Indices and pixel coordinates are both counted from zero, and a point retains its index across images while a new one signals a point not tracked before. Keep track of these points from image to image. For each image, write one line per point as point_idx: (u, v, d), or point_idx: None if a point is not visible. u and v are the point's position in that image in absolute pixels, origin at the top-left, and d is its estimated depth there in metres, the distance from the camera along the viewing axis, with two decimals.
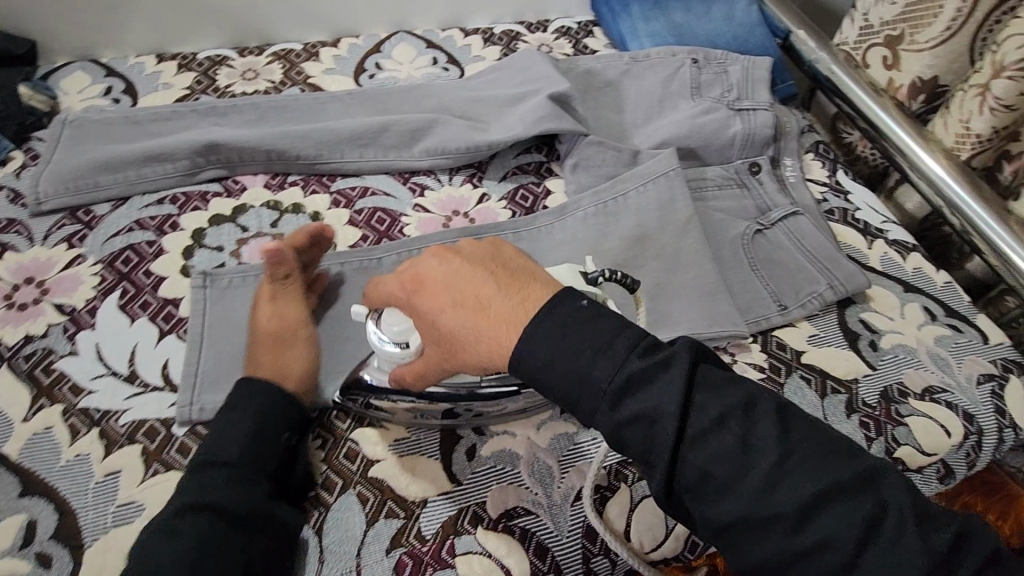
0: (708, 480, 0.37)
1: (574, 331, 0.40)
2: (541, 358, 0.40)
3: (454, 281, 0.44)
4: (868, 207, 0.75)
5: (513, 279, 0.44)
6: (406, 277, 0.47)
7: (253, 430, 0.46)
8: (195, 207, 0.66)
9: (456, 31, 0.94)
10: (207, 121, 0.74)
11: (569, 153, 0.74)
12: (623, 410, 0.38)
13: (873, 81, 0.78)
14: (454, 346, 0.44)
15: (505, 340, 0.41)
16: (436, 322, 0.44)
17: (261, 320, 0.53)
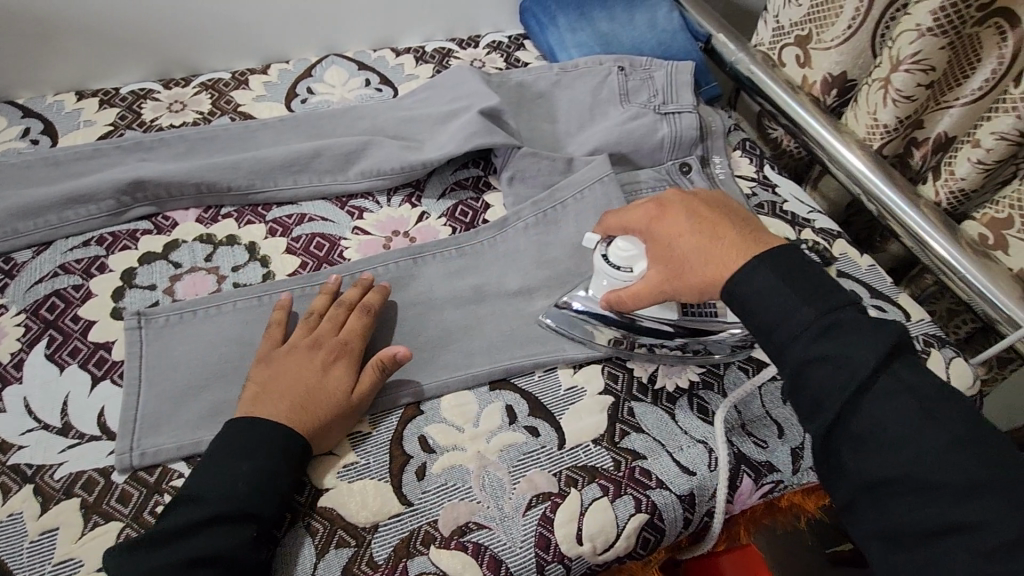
0: (876, 434, 0.39)
1: (799, 272, 0.44)
2: (751, 282, 0.45)
3: (693, 217, 0.51)
4: (794, 198, 0.79)
5: (739, 222, 0.50)
6: (654, 209, 0.54)
7: (270, 471, 0.47)
8: (124, 247, 0.65)
9: (388, 51, 0.94)
10: (133, 158, 0.72)
11: (505, 166, 0.75)
12: (819, 345, 0.41)
13: (789, 80, 0.83)
14: (681, 266, 0.50)
15: (726, 264, 0.47)
16: (672, 245, 0.51)
17: (299, 349, 0.54)
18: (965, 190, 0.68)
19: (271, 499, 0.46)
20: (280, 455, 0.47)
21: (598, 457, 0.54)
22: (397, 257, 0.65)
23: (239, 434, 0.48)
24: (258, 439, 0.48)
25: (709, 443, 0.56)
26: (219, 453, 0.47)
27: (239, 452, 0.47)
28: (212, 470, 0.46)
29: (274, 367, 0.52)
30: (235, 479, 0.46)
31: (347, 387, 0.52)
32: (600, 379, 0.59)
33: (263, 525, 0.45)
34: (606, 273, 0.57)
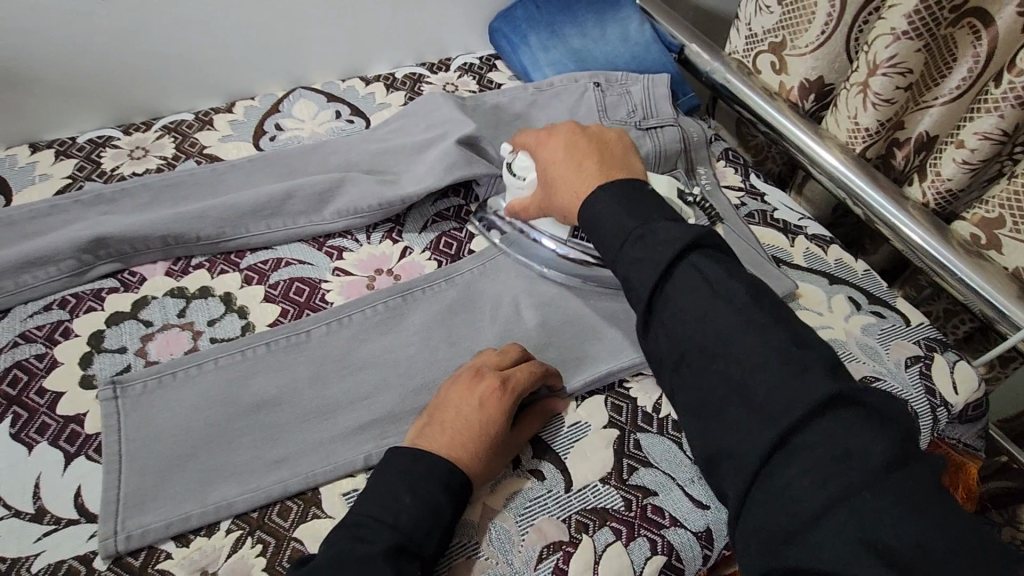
0: (703, 350, 0.44)
1: (635, 199, 0.51)
2: (591, 209, 0.52)
3: (569, 149, 0.57)
4: (784, 206, 0.78)
5: (612, 164, 0.55)
6: (545, 134, 0.60)
7: (429, 503, 0.45)
8: (89, 309, 0.61)
9: (357, 81, 0.92)
10: (94, 211, 0.68)
11: (488, 194, 0.73)
12: (668, 276, 0.46)
13: (766, 87, 0.82)
14: (551, 188, 0.58)
15: (575, 194, 0.55)
16: (546, 170, 0.58)
17: (470, 384, 0.51)
18: (952, 191, 0.68)
19: (432, 533, 0.44)
20: (440, 484, 0.46)
21: (608, 498, 0.51)
22: (386, 295, 0.63)
23: (406, 466, 0.46)
24: (428, 471, 0.46)
25: None
26: (376, 488, 0.45)
27: (401, 482, 0.45)
28: (379, 497, 0.45)
29: (448, 398, 0.51)
30: (398, 510, 0.44)
31: (508, 430, 0.51)
32: (604, 412, 0.57)
33: (424, 562, 0.43)
34: (511, 186, 0.64)
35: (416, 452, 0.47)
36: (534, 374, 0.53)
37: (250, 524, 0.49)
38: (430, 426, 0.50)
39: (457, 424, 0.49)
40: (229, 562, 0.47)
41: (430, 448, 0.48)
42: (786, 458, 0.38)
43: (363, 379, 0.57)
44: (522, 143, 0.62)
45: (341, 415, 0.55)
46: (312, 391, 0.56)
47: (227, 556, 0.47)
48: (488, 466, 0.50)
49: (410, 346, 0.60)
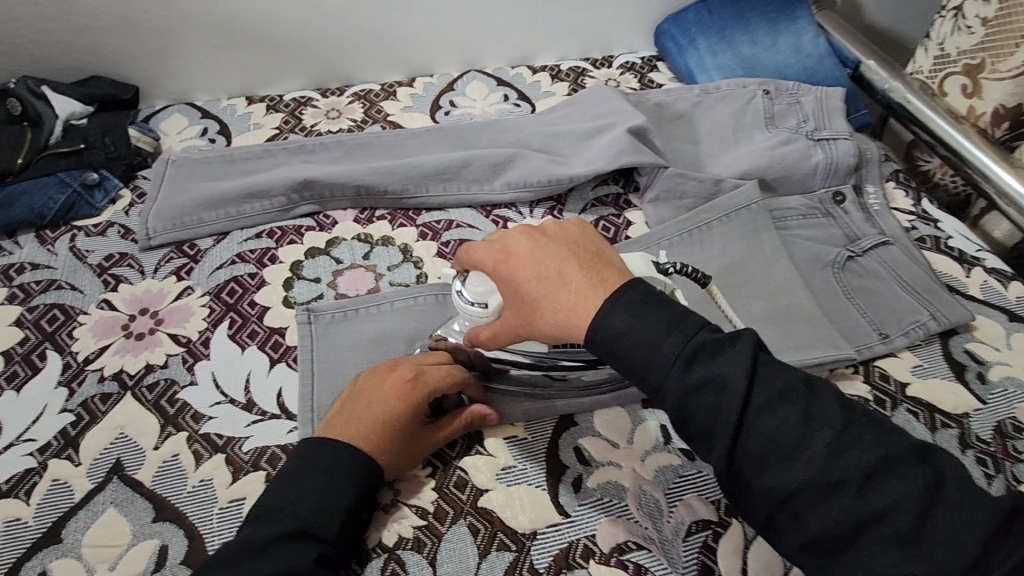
0: (769, 450, 0.37)
1: (650, 304, 0.41)
2: (604, 329, 0.41)
3: (539, 259, 0.45)
4: (960, 235, 0.74)
5: (592, 260, 0.45)
6: (500, 247, 0.47)
7: (333, 491, 0.45)
8: (291, 241, 0.69)
9: (525, 69, 0.97)
10: (297, 159, 0.77)
11: (649, 185, 0.75)
12: (693, 374, 0.38)
13: (952, 110, 0.79)
14: (532, 314, 0.45)
15: (585, 311, 0.42)
16: (518, 289, 0.45)
17: (382, 379, 0.50)
18: None
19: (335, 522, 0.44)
20: (346, 474, 0.46)
21: None
22: None
23: (316, 454, 0.46)
24: (332, 460, 0.46)
25: None
26: (289, 475, 0.45)
27: (310, 472, 0.45)
28: (284, 485, 0.45)
29: (362, 390, 0.50)
30: (298, 503, 0.44)
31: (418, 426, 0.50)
32: None
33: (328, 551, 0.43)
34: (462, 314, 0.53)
35: (332, 442, 0.47)
36: (451, 377, 0.52)
37: None
38: (336, 419, 0.49)
39: (360, 415, 0.48)
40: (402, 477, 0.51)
41: (340, 437, 0.47)
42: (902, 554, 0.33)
43: None
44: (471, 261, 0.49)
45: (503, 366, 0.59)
46: None
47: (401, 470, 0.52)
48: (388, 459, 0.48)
49: None
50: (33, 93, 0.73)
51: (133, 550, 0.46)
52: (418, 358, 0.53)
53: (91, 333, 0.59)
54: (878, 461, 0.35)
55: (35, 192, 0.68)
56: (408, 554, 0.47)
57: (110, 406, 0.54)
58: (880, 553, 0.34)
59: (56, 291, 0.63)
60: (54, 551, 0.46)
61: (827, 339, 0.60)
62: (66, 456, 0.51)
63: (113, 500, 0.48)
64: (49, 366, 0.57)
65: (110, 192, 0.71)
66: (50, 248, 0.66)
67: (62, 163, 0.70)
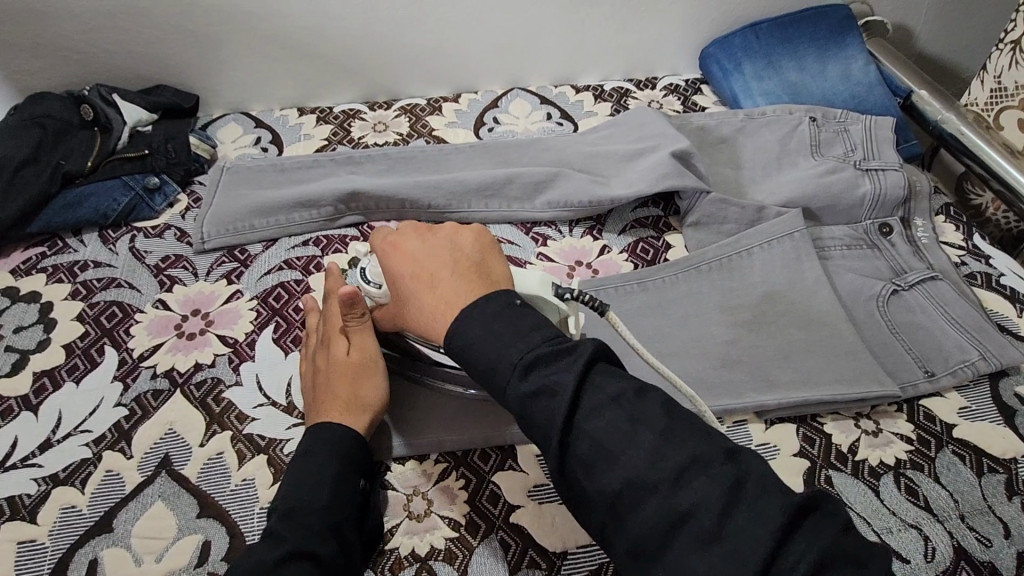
0: (597, 453, 0.37)
1: (510, 314, 0.42)
2: (461, 333, 0.42)
3: (425, 257, 0.46)
4: (1013, 273, 0.72)
5: (469, 262, 0.46)
6: (393, 240, 0.49)
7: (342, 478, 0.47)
8: (336, 250, 0.71)
9: (567, 88, 0.98)
10: (345, 170, 0.80)
11: (689, 210, 0.75)
12: (530, 382, 0.39)
13: (1007, 143, 0.77)
14: (404, 308, 0.47)
15: (447, 313, 0.43)
16: (399, 283, 0.47)
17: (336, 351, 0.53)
18: None
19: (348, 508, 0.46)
20: (349, 455, 0.49)
21: None
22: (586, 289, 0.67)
23: (316, 443, 0.49)
24: (336, 442, 0.49)
25: (924, 530, 0.51)
26: (297, 470, 0.47)
27: (315, 460, 0.48)
28: (294, 480, 0.46)
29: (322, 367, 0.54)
30: (311, 493, 0.45)
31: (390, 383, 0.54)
32: (795, 440, 0.57)
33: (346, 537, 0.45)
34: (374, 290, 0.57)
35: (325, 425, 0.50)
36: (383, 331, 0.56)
37: (456, 459, 0.54)
38: (323, 404, 0.52)
39: (347, 388, 0.52)
40: (437, 488, 0.52)
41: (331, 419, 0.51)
42: (707, 554, 0.33)
43: None
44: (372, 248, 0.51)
45: None
46: None
47: (435, 482, 0.52)
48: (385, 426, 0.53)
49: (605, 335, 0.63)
50: (104, 99, 0.77)
51: (177, 543, 0.48)
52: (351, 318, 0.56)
53: (146, 330, 0.62)
54: (684, 464, 0.35)
55: (101, 193, 0.72)
56: (439, 565, 0.48)
57: (162, 402, 0.56)
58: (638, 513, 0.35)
59: (116, 289, 0.66)
60: (105, 540, 0.48)
61: (870, 374, 0.59)
62: (118, 448, 0.53)
63: (161, 493, 0.51)
64: (107, 361, 0.59)
65: (169, 196, 0.75)
66: (112, 248, 0.70)
67: (127, 167, 0.74)
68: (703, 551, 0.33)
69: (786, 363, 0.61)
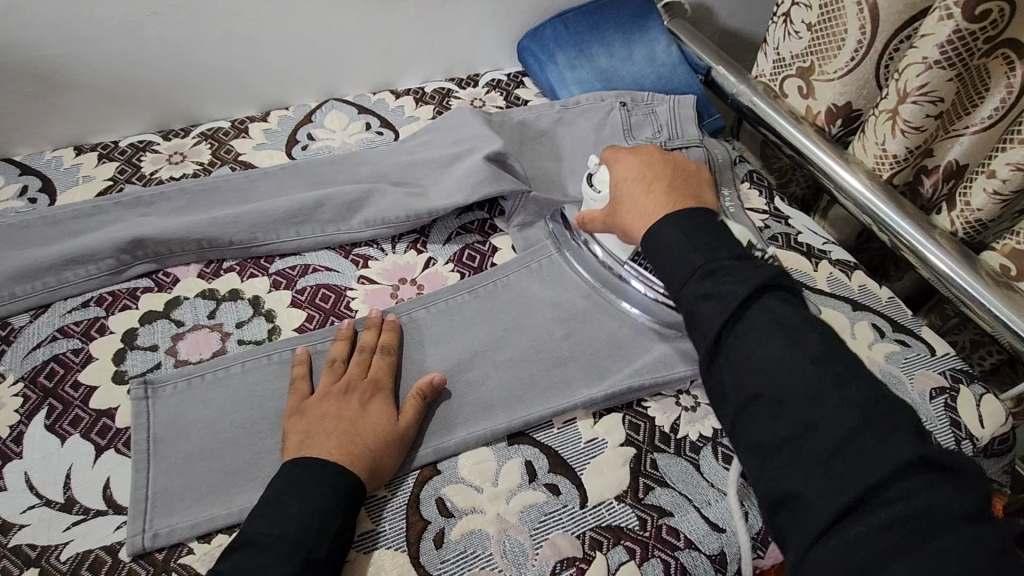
0: (747, 355, 0.47)
1: (703, 225, 0.55)
2: (656, 232, 0.55)
3: (641, 171, 0.61)
4: (809, 230, 0.78)
5: (678, 186, 0.60)
6: (629, 153, 0.64)
7: (319, 511, 0.46)
8: (125, 307, 0.63)
9: (387, 94, 0.94)
10: (133, 213, 0.71)
11: (513, 210, 0.74)
12: (706, 284, 0.50)
13: (793, 110, 0.82)
14: (620, 206, 0.61)
15: (648, 216, 0.58)
16: (618, 187, 0.62)
17: (326, 393, 0.54)
18: (982, 221, 0.66)
19: (320, 540, 0.45)
20: (330, 491, 0.47)
21: (622, 516, 0.52)
22: (410, 307, 0.64)
23: (293, 476, 0.47)
24: (314, 480, 0.47)
25: (739, 495, 0.53)
26: (276, 493, 0.47)
27: (293, 492, 0.46)
28: (268, 511, 0.46)
29: (314, 410, 0.52)
30: (281, 523, 0.45)
31: (391, 415, 0.53)
32: (622, 429, 0.57)
33: (314, 570, 0.44)
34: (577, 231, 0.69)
35: (305, 463, 0.48)
36: (378, 374, 0.56)
37: None
38: (314, 440, 0.50)
39: (340, 423, 0.51)
40: None
41: (317, 453, 0.48)
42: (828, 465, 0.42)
43: None
44: (606, 158, 0.65)
45: None
46: None
47: None
48: (377, 465, 0.50)
49: (433, 353, 0.61)
50: None
51: None
52: (354, 357, 0.58)
53: None
54: (838, 402, 0.44)
55: None
56: None
57: None
58: (774, 423, 0.45)
59: None
60: None
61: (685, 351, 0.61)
62: None
63: None
64: None
65: None
66: None
67: None
68: (823, 466, 0.42)
69: (612, 352, 0.61)
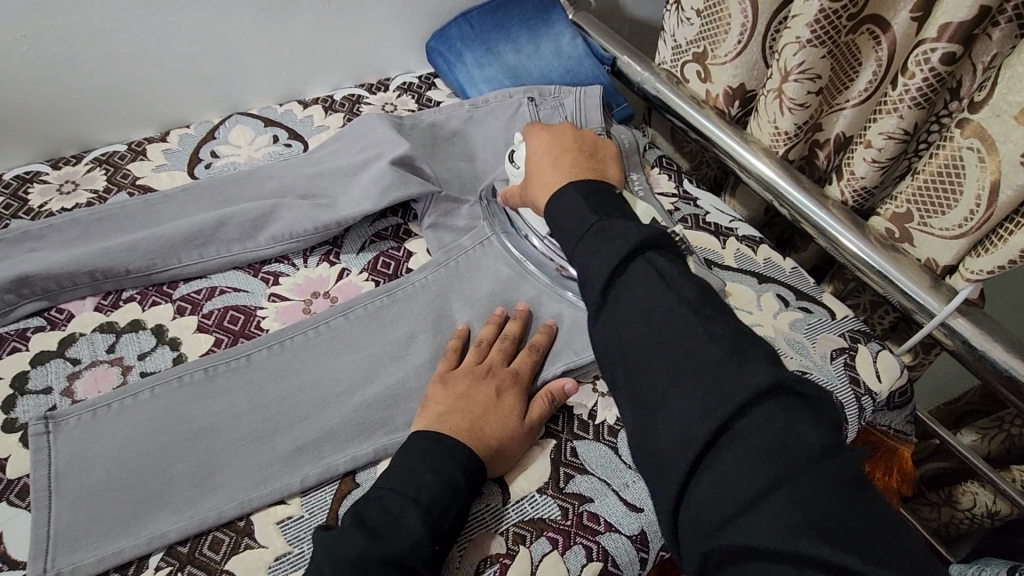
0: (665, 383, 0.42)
1: (599, 194, 0.55)
2: (555, 203, 0.56)
3: (554, 146, 0.62)
4: (716, 209, 0.80)
5: (586, 160, 0.61)
6: (543, 129, 0.65)
7: (448, 481, 0.48)
8: (14, 349, 0.59)
9: (295, 104, 0.92)
10: (21, 249, 0.67)
11: (425, 213, 0.73)
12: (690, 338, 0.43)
13: (694, 95, 0.84)
14: (532, 178, 0.62)
15: (548, 189, 0.59)
16: (529, 161, 0.63)
17: (446, 383, 0.56)
18: (867, 188, 0.69)
19: (452, 507, 0.47)
20: (459, 464, 0.49)
21: (544, 507, 0.52)
22: (325, 317, 0.63)
23: (431, 445, 0.50)
24: (448, 451, 0.49)
25: None
26: (400, 465, 0.49)
27: (422, 461, 0.49)
28: (401, 476, 0.48)
29: (453, 389, 0.55)
30: (419, 486, 0.47)
31: (520, 411, 0.55)
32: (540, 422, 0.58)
33: (442, 535, 0.46)
34: (511, 176, 0.67)
35: (437, 437, 0.50)
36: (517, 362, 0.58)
37: (182, 558, 0.49)
38: (440, 419, 0.52)
39: (467, 408, 0.53)
40: None
41: (440, 432, 0.51)
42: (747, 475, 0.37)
43: (301, 405, 0.57)
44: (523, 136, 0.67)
45: (279, 439, 0.55)
46: (250, 421, 0.56)
47: None
48: (512, 449, 0.53)
49: (350, 363, 0.60)
50: None
51: None
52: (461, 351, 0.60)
53: None
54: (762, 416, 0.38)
55: None
56: None
57: None
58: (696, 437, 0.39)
59: None
60: None
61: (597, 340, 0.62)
62: None
63: None
64: None
65: None
66: None
67: None
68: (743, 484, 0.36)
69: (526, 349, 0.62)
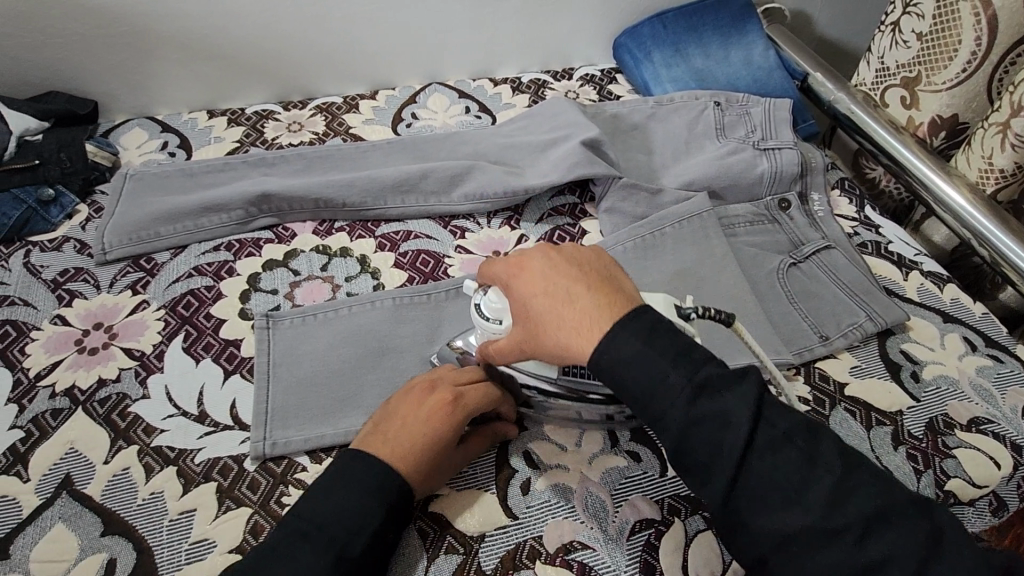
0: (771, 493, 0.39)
1: (658, 331, 0.44)
2: (611, 356, 0.44)
3: (548, 272, 0.48)
4: (900, 239, 0.77)
5: (600, 283, 0.47)
6: (513, 261, 0.51)
7: (357, 509, 0.45)
8: (249, 254, 0.70)
9: (486, 81, 0.99)
10: (258, 171, 0.77)
11: (603, 195, 0.76)
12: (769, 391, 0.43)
13: (893, 120, 0.81)
14: (539, 328, 0.48)
15: (590, 336, 0.45)
16: (527, 306, 0.48)
17: (392, 401, 0.53)
18: None
19: (359, 537, 0.44)
20: (371, 492, 0.46)
21: None
22: None
23: (343, 469, 0.47)
24: (362, 475, 0.46)
25: None
26: (324, 486, 0.46)
27: (339, 483, 0.46)
28: (319, 493, 0.46)
29: (394, 407, 0.52)
30: (331, 513, 0.45)
31: (454, 439, 0.51)
32: None
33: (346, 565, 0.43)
34: (479, 329, 0.55)
35: (357, 455, 0.47)
36: (472, 389, 0.53)
37: None
38: (371, 438, 0.50)
39: (394, 429, 0.50)
40: None
41: (364, 449, 0.48)
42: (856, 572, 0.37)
43: None
44: (488, 276, 0.53)
45: None
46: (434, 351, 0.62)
47: None
48: (426, 478, 0.49)
49: None
50: None
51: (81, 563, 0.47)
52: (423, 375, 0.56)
53: (42, 348, 0.60)
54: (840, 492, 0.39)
55: None
56: None
57: (61, 421, 0.55)
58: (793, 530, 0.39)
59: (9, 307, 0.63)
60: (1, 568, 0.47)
61: (767, 342, 0.62)
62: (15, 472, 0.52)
63: (62, 514, 0.49)
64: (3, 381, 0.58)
65: (66, 207, 0.72)
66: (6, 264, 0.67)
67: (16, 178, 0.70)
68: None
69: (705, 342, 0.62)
